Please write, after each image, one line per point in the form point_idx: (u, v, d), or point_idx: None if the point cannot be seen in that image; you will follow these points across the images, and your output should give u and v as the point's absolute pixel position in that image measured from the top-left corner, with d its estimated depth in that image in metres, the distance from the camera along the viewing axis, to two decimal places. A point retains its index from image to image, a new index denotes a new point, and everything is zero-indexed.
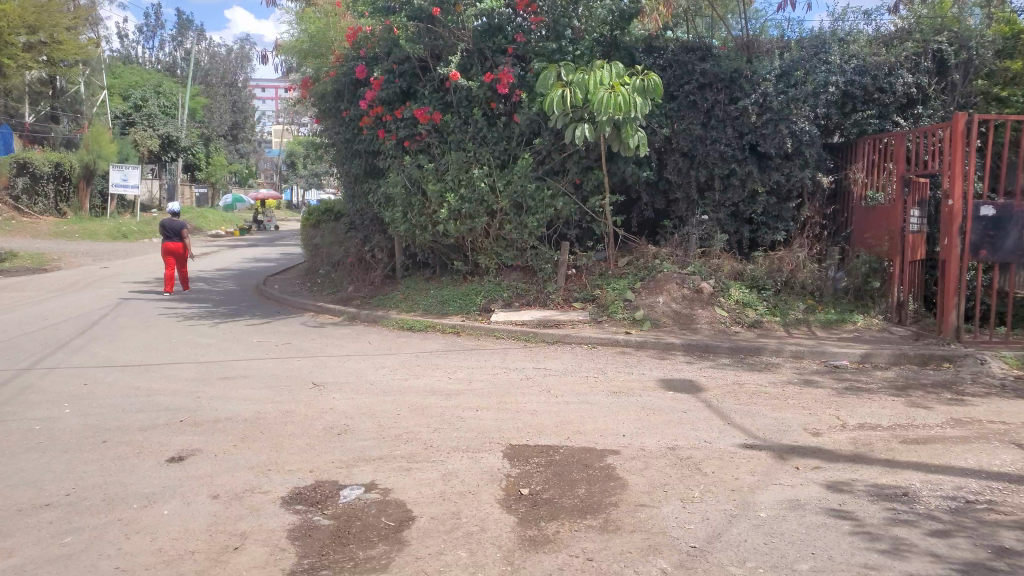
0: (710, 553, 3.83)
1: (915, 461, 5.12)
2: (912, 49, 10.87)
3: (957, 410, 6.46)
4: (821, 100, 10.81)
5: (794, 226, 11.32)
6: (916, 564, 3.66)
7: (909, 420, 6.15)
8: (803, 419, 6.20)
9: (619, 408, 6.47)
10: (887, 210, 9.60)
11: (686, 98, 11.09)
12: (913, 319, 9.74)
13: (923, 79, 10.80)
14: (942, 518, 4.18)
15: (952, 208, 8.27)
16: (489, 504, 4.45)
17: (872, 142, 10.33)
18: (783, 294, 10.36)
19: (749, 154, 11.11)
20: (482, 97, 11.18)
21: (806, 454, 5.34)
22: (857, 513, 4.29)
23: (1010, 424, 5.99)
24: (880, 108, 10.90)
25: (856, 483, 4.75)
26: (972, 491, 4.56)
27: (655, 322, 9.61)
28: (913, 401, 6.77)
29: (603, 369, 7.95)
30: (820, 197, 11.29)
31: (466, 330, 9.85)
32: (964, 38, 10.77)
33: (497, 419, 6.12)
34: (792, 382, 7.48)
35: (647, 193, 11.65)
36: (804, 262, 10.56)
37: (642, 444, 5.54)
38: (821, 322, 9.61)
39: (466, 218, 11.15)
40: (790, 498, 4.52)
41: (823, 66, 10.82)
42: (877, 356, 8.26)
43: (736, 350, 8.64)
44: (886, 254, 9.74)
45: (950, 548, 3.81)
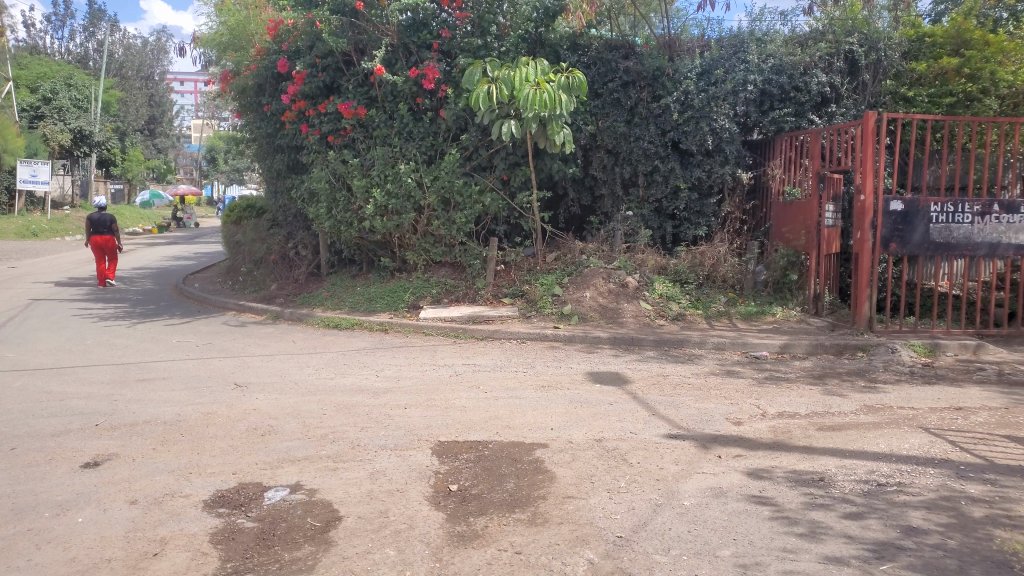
0: (636, 542, 3.90)
1: (830, 447, 5.31)
2: (826, 49, 11.22)
3: (870, 397, 6.72)
4: (740, 99, 11.10)
5: (715, 221, 11.53)
6: (831, 546, 3.80)
7: (825, 408, 6.38)
8: (725, 409, 6.36)
9: (548, 402, 6.52)
10: (804, 205, 9.91)
11: (610, 96, 11.33)
12: (829, 311, 10.09)
13: (836, 78, 11.17)
14: (856, 501, 4.35)
15: (863, 203, 8.60)
16: (417, 501, 4.42)
17: (789, 141, 10.70)
18: (706, 288, 10.60)
19: (671, 151, 11.37)
20: (408, 92, 11.12)
21: (729, 443, 5.48)
22: (776, 499, 4.43)
23: (918, 410, 6.27)
24: (796, 107, 11.24)
25: (775, 470, 4.90)
26: (883, 474, 4.76)
27: (582, 316, 9.71)
28: (829, 390, 7.03)
29: (531, 364, 8.00)
30: (740, 193, 11.52)
31: (394, 328, 9.77)
32: (873, 40, 11.18)
33: (425, 416, 6.09)
34: (715, 373, 7.67)
35: (573, 189, 11.81)
36: (725, 256, 10.80)
37: (570, 437, 5.60)
38: (741, 313, 9.87)
39: (393, 214, 11.02)
40: (713, 486, 4.64)
41: (742, 65, 11.11)
42: (795, 347, 8.54)
43: (661, 342, 8.81)
44: (802, 248, 10.05)
45: (863, 529, 3.97)
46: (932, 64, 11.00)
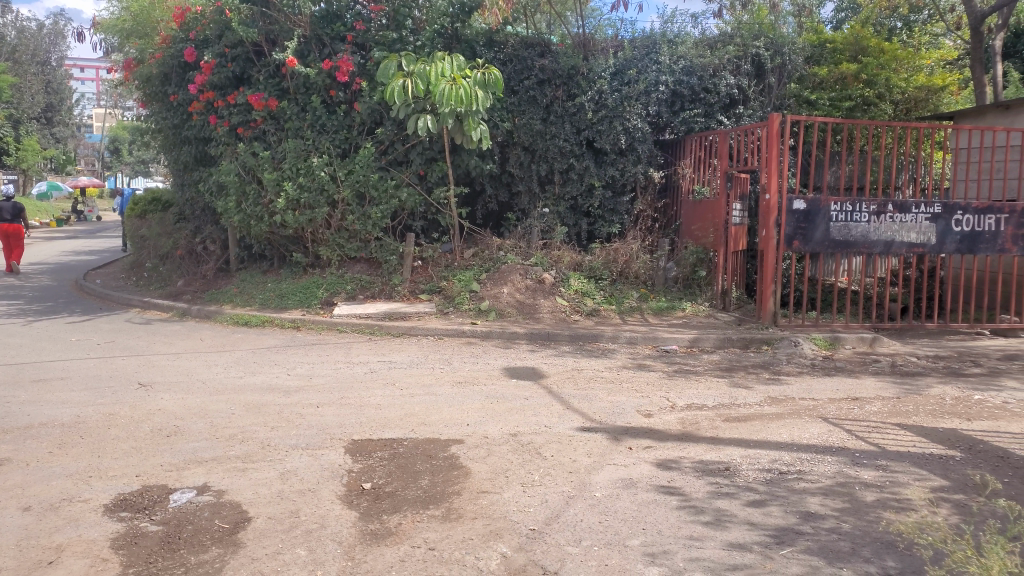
0: (548, 534, 3.96)
1: (736, 438, 5.51)
2: (734, 52, 11.57)
3: (774, 389, 6.99)
4: (652, 99, 11.38)
5: (628, 219, 11.76)
6: (734, 532, 3.95)
7: (731, 400, 6.60)
8: (636, 402, 6.51)
9: (464, 399, 6.52)
10: (713, 204, 10.19)
11: (526, 93, 11.34)
12: (736, 306, 10.44)
13: (743, 81, 11.54)
14: (758, 489, 4.52)
15: (768, 202, 8.91)
16: (330, 500, 4.37)
17: (699, 141, 10.96)
18: (620, 284, 10.80)
19: (585, 150, 11.57)
20: (321, 84, 10.94)
21: (639, 435, 5.61)
22: (684, 488, 4.56)
23: (818, 401, 6.56)
24: (705, 108, 11.54)
25: (683, 460, 5.05)
26: (785, 463, 4.96)
27: (499, 312, 9.74)
28: (735, 382, 7.29)
29: (448, 360, 8.00)
30: (652, 192, 11.80)
31: (307, 325, 9.59)
32: (778, 45, 11.63)
33: (338, 414, 6.03)
34: (627, 367, 7.83)
35: (491, 185, 11.82)
36: (637, 253, 11.05)
37: (486, 432, 5.63)
38: (653, 309, 10.10)
39: (306, 208, 10.84)
40: (624, 478, 4.74)
41: (654, 65, 11.41)
42: (704, 341, 8.81)
43: (576, 338, 8.95)
44: (711, 245, 10.36)
45: (765, 516, 4.13)
46: (833, 69, 11.74)
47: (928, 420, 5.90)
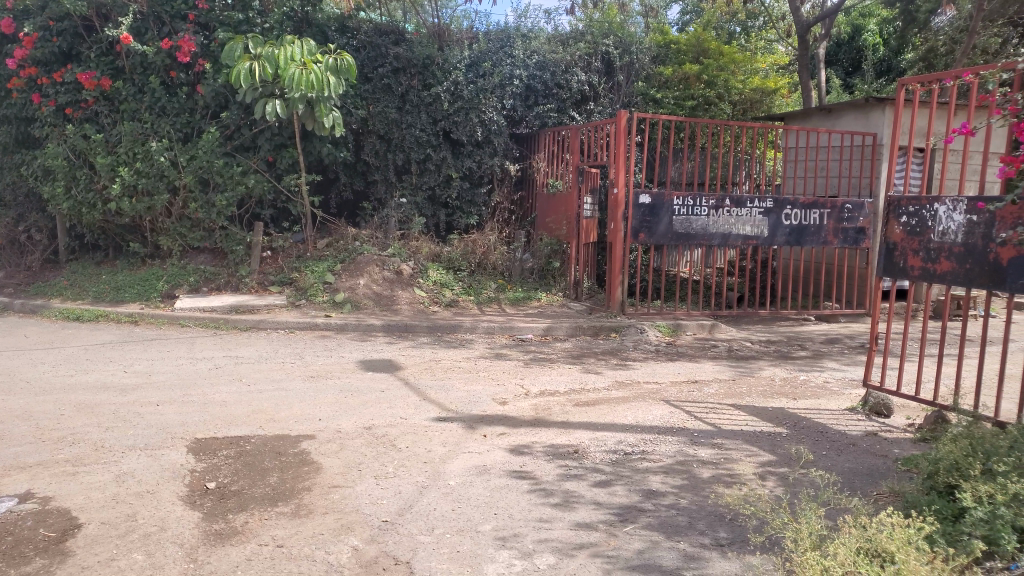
0: (400, 524, 3.96)
1: (586, 421, 5.71)
2: (585, 49, 11.95)
3: (622, 374, 7.30)
4: (507, 92, 11.57)
5: (486, 211, 11.90)
6: (582, 512, 4.10)
7: (582, 385, 6.85)
8: (491, 390, 6.62)
9: (316, 393, 6.39)
10: (567, 197, 10.44)
11: (381, 81, 11.18)
12: (588, 295, 10.76)
13: (594, 78, 11.98)
14: (605, 469, 4.71)
15: (616, 196, 9.32)
16: (170, 502, 4.18)
17: (552, 136, 11.22)
18: (477, 276, 10.88)
19: (442, 141, 11.55)
20: (159, 64, 10.37)
21: (493, 422, 5.70)
22: (535, 472, 4.69)
23: (661, 383, 6.91)
24: (558, 103, 11.89)
25: (535, 445, 5.18)
26: (630, 444, 5.19)
27: (355, 304, 9.57)
28: (587, 368, 7.56)
29: (300, 354, 7.80)
30: (508, 184, 12.02)
31: (146, 320, 9.04)
32: (626, 44, 12.18)
33: (181, 412, 5.76)
34: (484, 357, 7.92)
35: (344, 174, 11.56)
36: (495, 244, 11.16)
37: (339, 426, 5.54)
38: (510, 299, 10.27)
39: (144, 195, 10.30)
40: (477, 465, 4.81)
41: (508, 59, 11.54)
42: (558, 329, 9.03)
43: (433, 328, 8.96)
44: (564, 237, 10.63)
45: (610, 496, 4.31)
46: (677, 69, 12.30)
47: (759, 400, 6.35)
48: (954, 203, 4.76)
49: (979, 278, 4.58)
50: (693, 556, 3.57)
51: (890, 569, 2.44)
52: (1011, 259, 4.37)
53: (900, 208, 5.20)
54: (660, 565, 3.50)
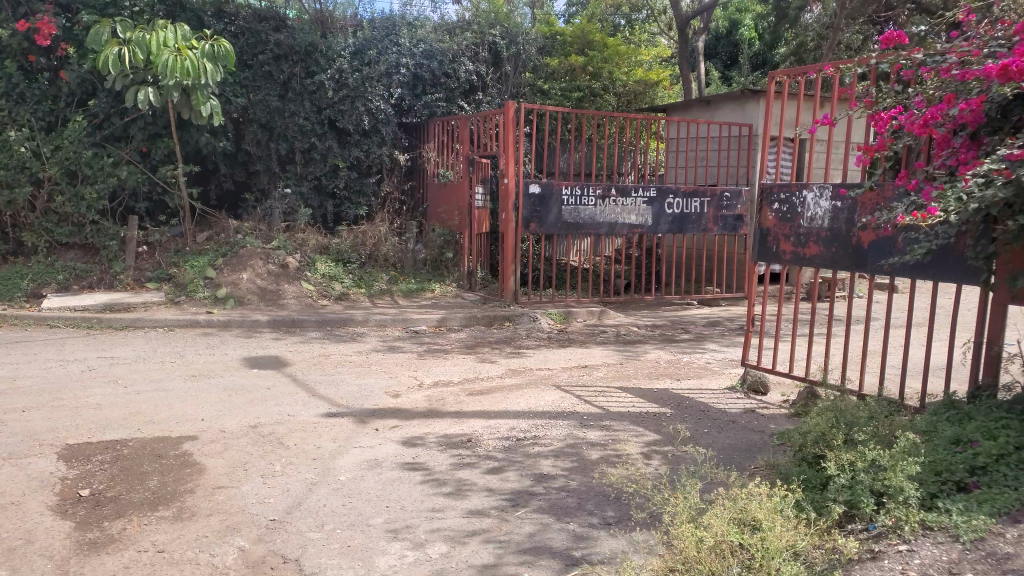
0: (288, 522, 3.88)
1: (478, 410, 5.75)
2: (472, 39, 11.99)
3: (514, 361, 7.38)
4: (394, 81, 11.44)
5: (375, 201, 11.74)
6: (475, 500, 4.13)
7: (475, 374, 6.88)
8: (383, 383, 6.56)
9: (199, 392, 6.16)
10: (458, 187, 10.43)
11: (261, 68, 10.85)
12: (481, 286, 10.80)
13: (481, 67, 12.02)
14: (497, 456, 4.76)
15: (506, 186, 9.37)
16: (38, 513, 3.94)
17: (441, 125, 11.15)
18: (368, 267, 10.74)
19: (327, 130, 11.30)
20: (16, 48, 9.65)
21: (385, 415, 5.65)
22: (427, 463, 4.69)
23: (553, 370, 7.03)
24: (446, 93, 11.79)
25: (427, 436, 5.17)
26: (522, 430, 5.26)
27: (239, 300, 9.23)
28: (480, 357, 7.59)
29: (180, 352, 7.48)
30: (398, 173, 11.87)
31: (9, 321, 8.44)
32: (512, 34, 12.29)
33: (50, 418, 5.43)
34: (376, 350, 7.83)
35: (225, 164, 11.16)
36: (386, 236, 11.07)
37: (222, 426, 5.36)
38: (402, 291, 10.20)
39: (3, 188, 9.65)
40: (369, 458, 4.76)
41: (394, 47, 11.43)
42: (451, 320, 9.01)
43: (323, 323, 8.78)
44: (457, 228, 10.64)
45: (502, 482, 4.36)
46: (564, 60, 12.62)
47: (645, 382, 6.56)
48: (820, 189, 5.04)
49: (844, 260, 4.88)
50: (582, 536, 3.66)
51: (758, 534, 2.57)
52: (870, 242, 4.67)
53: (772, 195, 5.46)
54: (550, 547, 3.56)
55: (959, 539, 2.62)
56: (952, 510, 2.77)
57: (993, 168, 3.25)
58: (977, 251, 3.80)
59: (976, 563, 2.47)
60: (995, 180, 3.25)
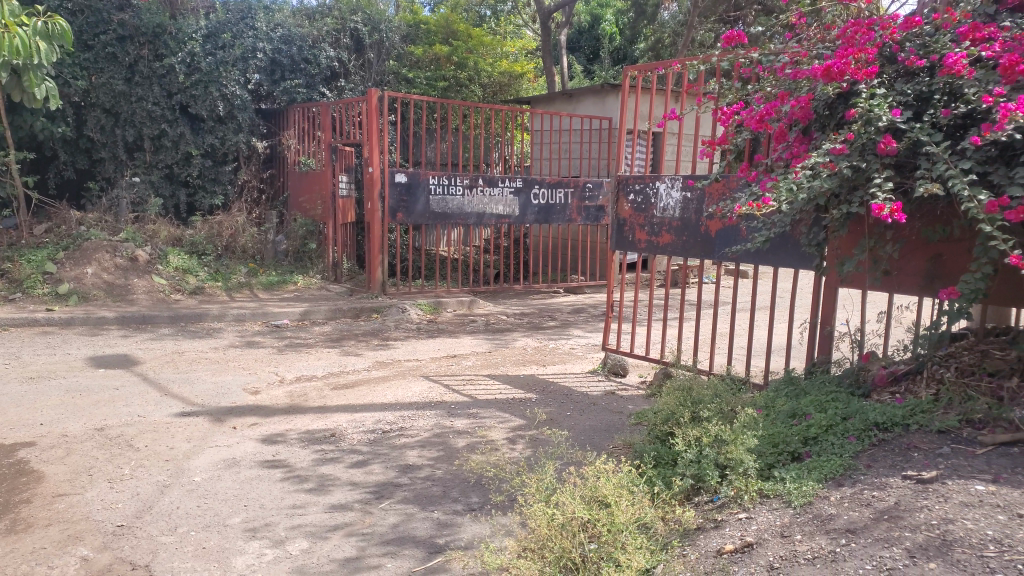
0: (138, 527, 3.71)
1: (343, 404, 5.66)
2: (332, 25, 11.78)
3: (381, 353, 7.32)
4: (250, 66, 11.06)
5: (231, 189, 11.29)
6: (338, 494, 4.08)
7: (340, 368, 6.77)
8: (242, 379, 6.35)
9: (38, 396, 5.75)
10: (320, 176, 10.22)
11: (103, 49, 10.14)
12: (348, 277, 10.58)
13: (343, 54, 11.78)
14: (362, 450, 4.72)
15: (371, 175, 9.06)
16: None
17: (302, 112, 10.79)
18: (225, 260, 10.33)
19: (179, 116, 10.79)
20: None
21: (245, 413, 5.47)
22: (289, 459, 4.58)
23: (420, 360, 7.02)
24: (307, 79, 11.47)
25: (289, 433, 5.05)
26: (388, 422, 5.23)
27: (83, 296, 8.64)
28: (346, 350, 7.48)
29: (14, 353, 6.95)
30: (256, 162, 11.41)
31: None
32: (374, 21, 12.14)
33: None
34: (235, 346, 7.56)
35: (64, 150, 10.33)
36: (244, 226, 10.68)
37: (64, 430, 5.04)
38: (263, 284, 9.87)
39: None
40: (226, 458, 4.61)
41: (249, 31, 11.04)
42: (314, 313, 8.80)
43: (177, 319, 8.37)
44: (320, 217, 10.42)
45: (366, 475, 4.32)
46: (429, 50, 12.55)
47: (512, 369, 6.67)
48: (672, 181, 5.27)
49: (694, 249, 5.13)
50: (446, 523, 3.69)
51: (606, 508, 2.67)
52: (717, 230, 4.94)
53: (628, 186, 5.66)
54: (414, 536, 3.57)
55: (789, 505, 2.80)
56: (785, 478, 2.99)
57: (820, 161, 3.47)
58: (810, 238, 4.09)
59: (803, 525, 2.60)
60: (822, 172, 3.47)
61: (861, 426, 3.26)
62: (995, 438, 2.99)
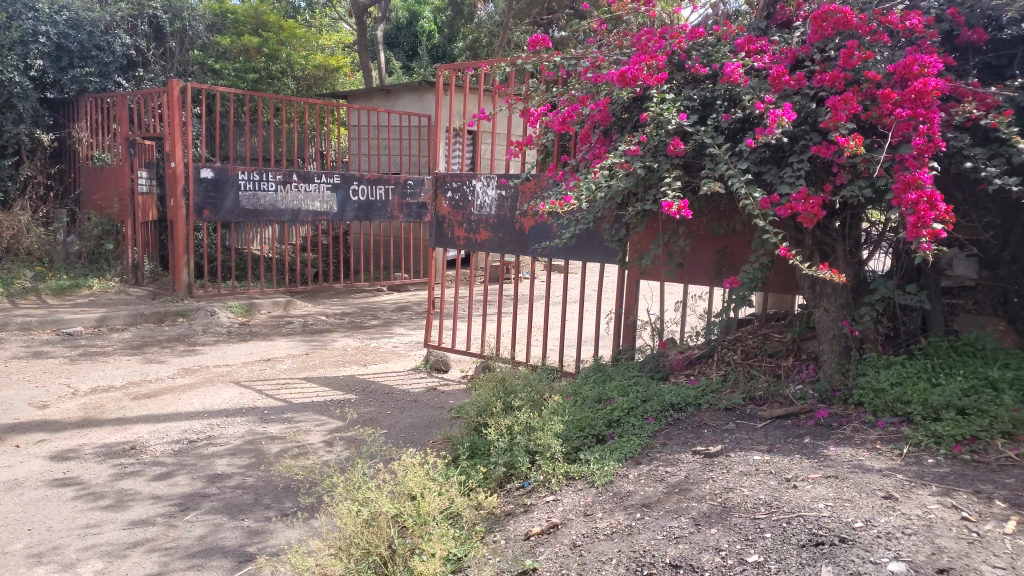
0: None
1: (145, 415, 5.32)
2: (127, 11, 11.01)
3: (188, 360, 6.95)
4: (31, 51, 10.02)
5: (12, 186, 10.06)
6: (138, 510, 3.84)
7: (142, 376, 6.35)
8: (27, 394, 5.80)
9: None
10: (116, 172, 9.55)
11: None
12: (150, 279, 9.88)
13: (141, 42, 11.05)
14: (166, 462, 4.46)
15: (173, 169, 8.43)
16: None
17: (94, 102, 10.03)
18: (6, 263, 9.45)
19: None
20: None
21: (30, 430, 5.02)
22: (82, 476, 4.26)
23: (232, 365, 6.73)
24: (99, 67, 10.60)
25: (83, 448, 4.69)
26: (196, 431, 4.97)
27: None
28: (149, 357, 7.03)
29: None
30: (42, 155, 10.35)
31: None
32: (176, 9, 11.50)
33: None
34: (20, 357, 6.89)
35: None
36: (27, 225, 9.81)
37: None
38: (51, 289, 9.04)
39: None
40: (7, 480, 4.20)
41: (29, 13, 10.09)
42: (113, 319, 8.16)
43: None
44: (116, 216, 9.74)
45: (170, 487, 4.10)
46: (237, 40, 12.03)
47: (330, 370, 6.55)
48: (486, 179, 5.35)
49: (509, 245, 5.25)
50: (257, 530, 3.58)
51: (410, 500, 2.71)
52: (530, 228, 5.10)
53: (446, 184, 5.62)
54: (223, 546, 3.44)
55: (593, 485, 2.96)
56: (590, 460, 3.15)
57: (617, 161, 3.64)
58: (613, 234, 4.33)
59: (604, 503, 2.76)
60: (619, 172, 3.66)
61: (658, 408, 3.49)
62: (773, 413, 3.32)
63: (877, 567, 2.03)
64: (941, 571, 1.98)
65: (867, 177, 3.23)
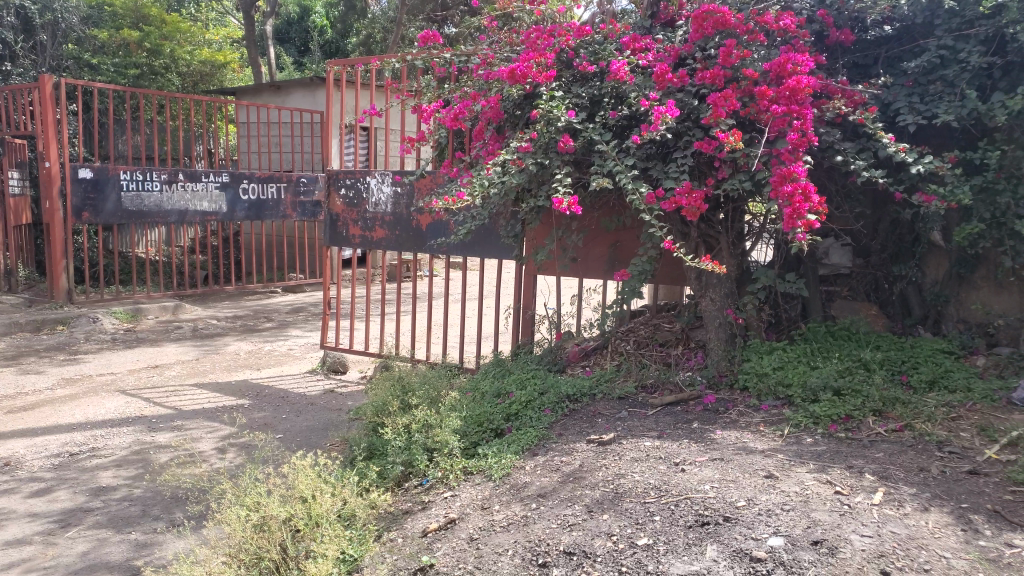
0: None
1: (19, 429, 5.01)
2: None
3: (69, 369, 6.59)
4: None
5: None
6: (13, 529, 3.62)
7: (17, 389, 5.99)
8: None
9: None
10: None
11: None
12: (24, 286, 9.32)
13: (8, 34, 10.26)
14: (45, 477, 4.23)
15: (49, 169, 7.82)
16: None
17: None
18: None
19: None
20: None
21: None
22: None
23: (117, 374, 6.43)
24: None
25: None
26: (77, 443, 4.73)
27: None
28: (24, 368, 6.63)
29: None
30: None
31: None
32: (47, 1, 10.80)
33: None
34: None
35: None
36: None
37: None
38: None
39: None
40: None
41: None
42: None
43: None
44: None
45: (48, 503, 3.89)
46: (115, 34, 11.39)
47: (222, 375, 6.34)
48: (382, 175, 5.29)
49: (407, 242, 5.21)
50: (145, 543, 3.44)
51: (301, 502, 2.66)
52: (428, 224, 5.07)
53: (339, 181, 5.53)
54: (107, 562, 3.29)
55: (490, 478, 2.98)
56: (488, 453, 3.16)
57: (509, 158, 3.66)
58: (509, 229, 4.36)
59: (501, 496, 2.78)
60: (511, 168, 3.68)
61: (554, 399, 3.54)
62: (663, 400, 3.42)
63: (758, 542, 2.12)
64: (816, 542, 2.09)
65: (746, 171, 3.36)
